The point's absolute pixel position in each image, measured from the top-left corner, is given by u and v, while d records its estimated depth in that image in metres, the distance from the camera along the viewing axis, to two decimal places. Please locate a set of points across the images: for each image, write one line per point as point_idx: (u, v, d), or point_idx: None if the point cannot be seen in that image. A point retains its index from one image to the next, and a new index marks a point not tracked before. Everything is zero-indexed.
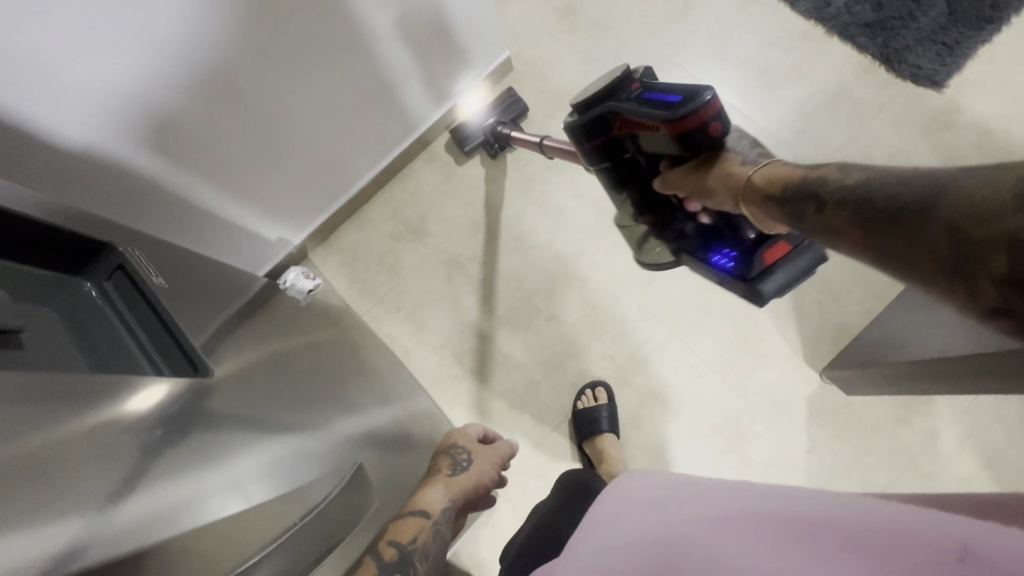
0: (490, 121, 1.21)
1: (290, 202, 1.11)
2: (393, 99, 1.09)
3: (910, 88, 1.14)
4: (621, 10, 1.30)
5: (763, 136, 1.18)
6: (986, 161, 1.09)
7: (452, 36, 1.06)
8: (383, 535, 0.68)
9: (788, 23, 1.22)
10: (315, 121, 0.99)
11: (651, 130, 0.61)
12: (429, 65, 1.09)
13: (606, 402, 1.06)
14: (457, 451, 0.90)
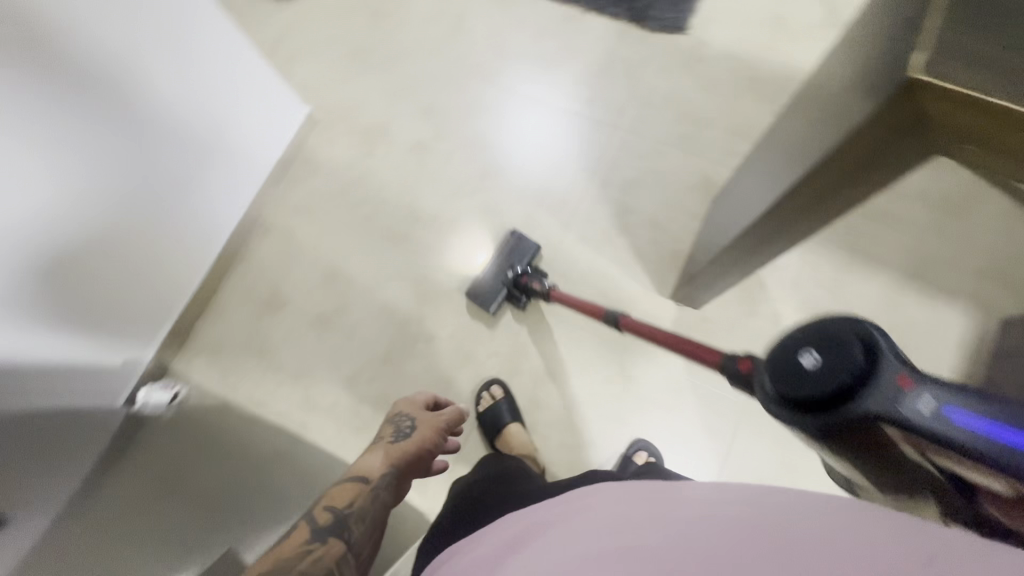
0: (512, 271, 1.12)
1: (122, 317, 1.06)
2: (219, 196, 1.16)
3: (662, 37, 1.30)
4: (402, 40, 1.37)
5: (560, 114, 1.30)
6: (740, 76, 1.25)
7: (227, 97, 1.07)
8: (319, 504, 0.70)
9: (547, 13, 1.35)
10: (127, 224, 1.00)
11: (983, 474, 0.36)
12: (243, 156, 1.17)
13: (504, 397, 1.10)
14: (403, 419, 0.92)
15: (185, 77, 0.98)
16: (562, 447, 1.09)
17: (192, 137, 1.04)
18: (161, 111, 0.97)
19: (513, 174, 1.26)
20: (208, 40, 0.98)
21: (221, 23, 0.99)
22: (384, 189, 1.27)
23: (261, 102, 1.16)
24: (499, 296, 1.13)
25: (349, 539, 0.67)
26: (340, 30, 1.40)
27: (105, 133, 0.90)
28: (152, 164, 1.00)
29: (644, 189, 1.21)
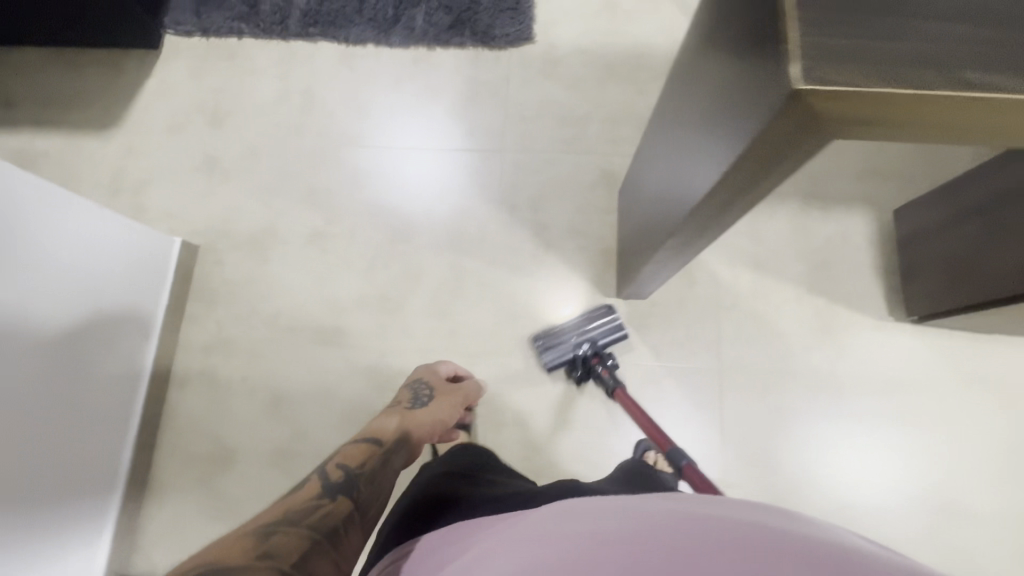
0: (580, 350, 1.06)
1: (53, 538, 0.91)
2: (113, 357, 1.02)
3: (514, 51, 1.30)
4: (257, 134, 1.28)
5: (446, 154, 1.25)
6: (599, 67, 1.28)
7: (95, 260, 0.96)
8: (332, 462, 0.74)
9: (395, 61, 1.32)
10: (41, 432, 0.86)
11: None
12: (121, 306, 1.04)
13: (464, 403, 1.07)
14: (421, 389, 0.99)
15: (49, 252, 0.87)
16: (573, 478, 1.06)
17: (69, 310, 0.91)
18: (30, 302, 0.83)
19: (424, 226, 1.20)
20: (39, 205, 0.85)
21: (44, 183, 0.85)
22: (295, 292, 1.18)
23: (133, 253, 1.05)
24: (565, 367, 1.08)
25: (358, 496, 0.69)
26: (185, 145, 1.28)
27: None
28: (44, 358, 0.86)
29: (553, 200, 1.20)
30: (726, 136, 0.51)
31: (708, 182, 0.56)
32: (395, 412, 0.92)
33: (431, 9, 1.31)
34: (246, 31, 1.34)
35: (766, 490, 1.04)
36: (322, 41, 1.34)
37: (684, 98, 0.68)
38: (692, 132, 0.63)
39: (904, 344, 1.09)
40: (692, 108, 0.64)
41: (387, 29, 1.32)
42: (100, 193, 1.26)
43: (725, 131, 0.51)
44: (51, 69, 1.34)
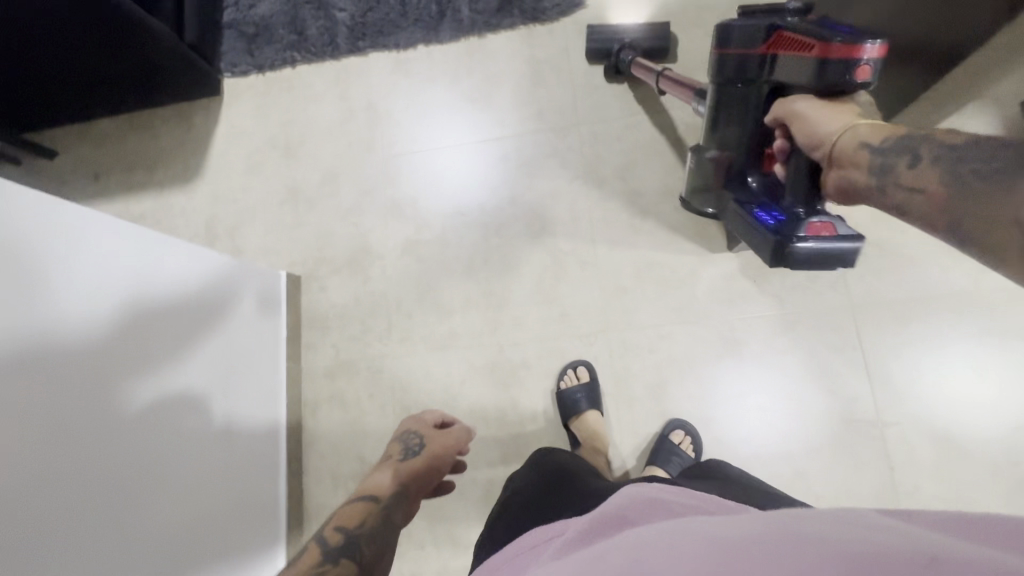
0: (615, 43, 1.18)
1: (242, 559, 1.00)
2: (253, 390, 1.08)
3: (567, 21, 1.26)
4: (330, 157, 1.30)
5: (518, 139, 1.23)
6: (660, 16, 1.23)
7: (239, 308, 1.07)
8: (330, 525, 0.75)
9: (449, 57, 1.30)
10: (223, 454, 0.97)
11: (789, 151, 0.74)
12: (249, 343, 1.09)
13: (586, 381, 1.07)
14: (413, 435, 0.96)
15: (208, 298, 0.99)
16: (716, 441, 1.04)
17: (207, 363, 0.96)
18: (202, 339, 0.96)
19: (513, 216, 1.19)
20: (187, 255, 0.96)
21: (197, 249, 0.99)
22: (402, 304, 1.19)
23: (263, 298, 1.14)
24: (602, 58, 1.21)
25: (361, 558, 0.72)
26: (266, 182, 1.32)
27: (143, 427, 0.81)
28: (195, 414, 0.92)
29: (639, 163, 1.17)
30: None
31: None
32: (388, 465, 0.90)
33: None
34: (299, 58, 1.36)
35: (927, 424, 0.98)
36: (374, 53, 1.34)
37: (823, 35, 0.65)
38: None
39: None
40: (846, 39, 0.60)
41: (434, 26, 1.30)
42: (200, 243, 1.31)
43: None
44: (129, 135, 1.40)
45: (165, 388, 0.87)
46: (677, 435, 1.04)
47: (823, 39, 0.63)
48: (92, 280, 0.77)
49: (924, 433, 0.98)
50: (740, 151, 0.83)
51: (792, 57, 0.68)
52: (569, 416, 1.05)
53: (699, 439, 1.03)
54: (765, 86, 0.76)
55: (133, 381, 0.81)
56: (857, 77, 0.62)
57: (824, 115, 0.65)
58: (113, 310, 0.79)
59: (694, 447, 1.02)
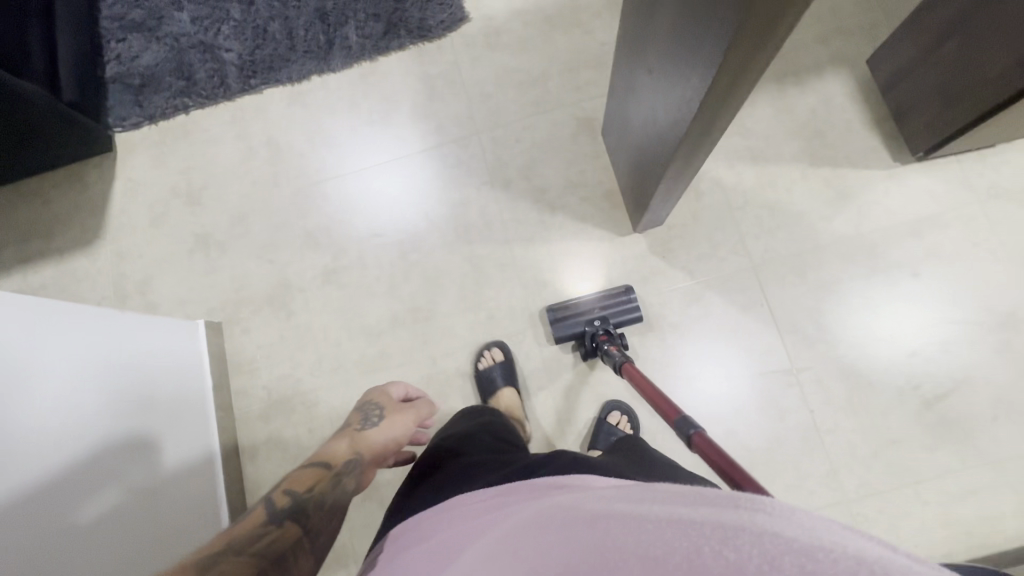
0: (587, 327, 1.05)
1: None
2: (177, 439, 1.03)
3: (453, 35, 1.30)
4: (236, 197, 1.28)
5: (422, 154, 1.25)
6: (540, 22, 1.28)
7: (149, 361, 1.01)
8: (280, 489, 0.77)
9: (344, 84, 1.31)
10: (152, 512, 0.91)
11: None
12: (170, 391, 1.04)
13: (501, 360, 1.11)
14: (374, 408, 0.99)
15: (112, 355, 0.93)
16: (652, 415, 1.08)
17: (116, 409, 0.90)
18: (110, 400, 0.90)
19: (429, 231, 1.20)
20: (75, 315, 0.90)
21: (88, 308, 0.93)
22: (330, 334, 1.18)
23: (176, 347, 1.09)
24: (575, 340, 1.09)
25: (306, 524, 0.73)
26: (173, 232, 1.28)
27: (46, 498, 0.74)
28: (103, 463, 0.85)
29: (541, 162, 1.21)
30: (720, 14, 0.52)
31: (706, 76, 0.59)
32: (346, 435, 0.93)
33: (361, 22, 1.31)
34: (191, 103, 1.33)
35: (836, 362, 1.05)
36: (267, 89, 1.33)
37: (650, 17, 0.69)
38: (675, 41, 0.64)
39: (918, 183, 1.10)
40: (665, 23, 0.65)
41: (325, 57, 1.31)
42: (110, 304, 1.26)
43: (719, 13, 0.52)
44: (19, 205, 1.33)
45: (65, 437, 0.80)
46: (614, 416, 1.07)
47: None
48: None
49: (836, 374, 1.05)
50: None
51: None
52: (485, 394, 1.08)
53: (635, 416, 1.07)
54: None
55: (31, 456, 0.74)
56: None
57: None
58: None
59: (631, 425, 1.05)
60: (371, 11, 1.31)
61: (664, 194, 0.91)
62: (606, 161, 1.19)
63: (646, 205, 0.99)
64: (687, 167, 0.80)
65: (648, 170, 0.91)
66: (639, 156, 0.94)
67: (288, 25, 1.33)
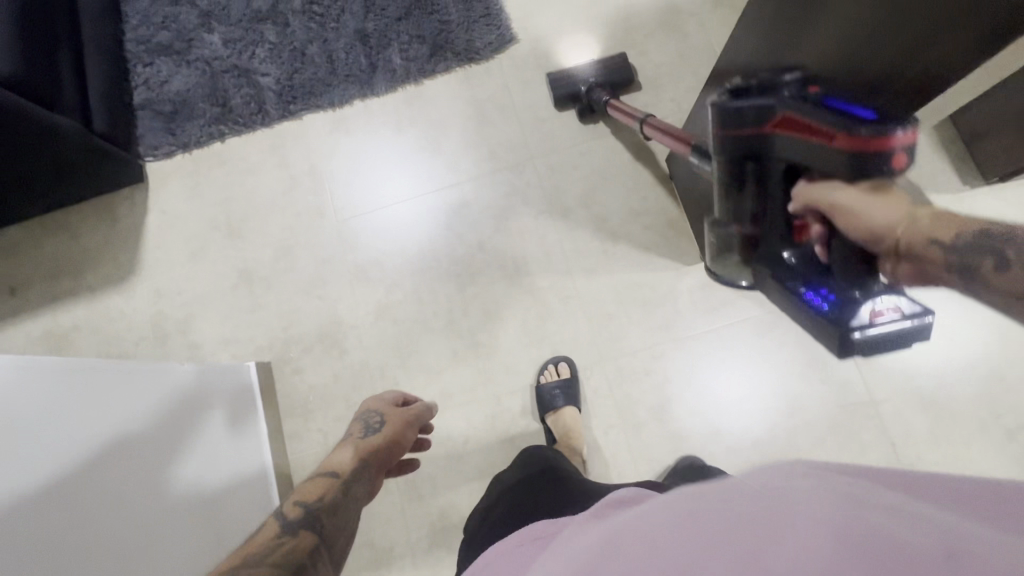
0: (584, 84, 1.17)
1: None
2: (221, 441, 0.99)
3: (501, 57, 1.26)
4: (278, 228, 1.23)
5: (473, 181, 1.21)
6: (591, 44, 1.25)
7: (204, 410, 0.97)
8: (290, 501, 0.72)
9: (388, 108, 1.26)
10: (204, 563, 0.84)
11: (823, 139, 0.45)
12: (211, 395, 1.00)
13: (568, 376, 1.08)
14: (371, 417, 0.94)
15: (167, 403, 0.89)
16: (727, 450, 1.05)
17: (150, 413, 0.86)
18: (164, 446, 0.85)
19: (485, 261, 1.16)
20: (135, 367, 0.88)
21: (152, 366, 0.90)
22: (387, 373, 1.13)
23: (235, 400, 1.05)
24: (568, 102, 1.20)
25: (322, 530, 0.70)
26: (214, 267, 1.23)
27: (99, 535, 0.69)
28: (149, 475, 0.81)
29: (599, 190, 1.17)
30: None
31: None
32: (346, 444, 0.88)
33: (405, 45, 1.26)
34: (227, 130, 1.27)
35: (915, 393, 1.03)
36: (307, 115, 1.28)
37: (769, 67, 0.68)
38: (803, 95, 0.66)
39: (990, 207, 1.08)
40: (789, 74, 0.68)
41: (368, 80, 1.26)
42: (150, 346, 1.20)
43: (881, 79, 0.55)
44: (46, 243, 1.26)
45: (101, 439, 0.75)
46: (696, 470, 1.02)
47: (837, 129, 0.44)
48: (27, 392, 0.69)
49: (916, 404, 1.03)
50: (773, 226, 0.56)
51: (794, 138, 0.47)
52: (545, 411, 1.05)
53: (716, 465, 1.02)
54: (772, 165, 0.51)
55: (88, 494, 0.70)
56: (890, 165, 0.44)
57: (872, 206, 0.47)
58: (53, 422, 0.70)
59: None
60: (415, 33, 1.27)
61: None
62: (667, 186, 1.16)
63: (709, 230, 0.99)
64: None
65: None
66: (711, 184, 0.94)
67: (328, 47, 1.28)
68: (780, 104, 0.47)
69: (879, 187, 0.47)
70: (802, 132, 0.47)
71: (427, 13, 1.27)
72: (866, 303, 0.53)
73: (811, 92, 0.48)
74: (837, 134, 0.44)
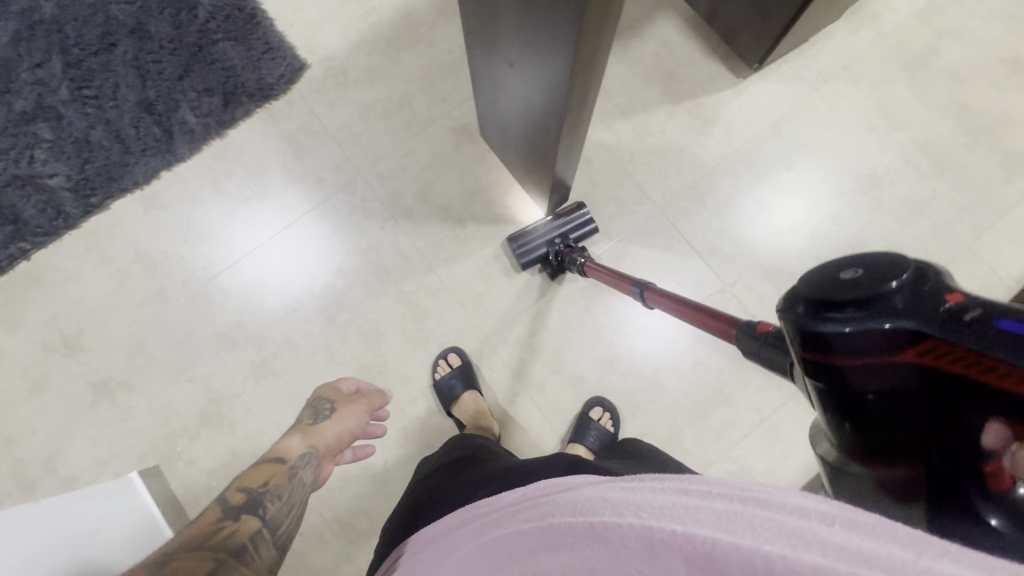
0: (553, 248, 1.08)
1: None
2: (122, 548, 0.88)
3: (298, 86, 1.24)
4: (125, 325, 1.15)
5: (312, 212, 1.19)
6: (381, 48, 1.26)
7: (84, 531, 0.86)
8: (233, 487, 0.75)
9: (200, 169, 1.21)
10: None
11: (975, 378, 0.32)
12: (72, 505, 0.92)
13: (459, 364, 1.10)
14: (322, 403, 0.94)
15: (35, 541, 0.79)
16: (623, 375, 1.12)
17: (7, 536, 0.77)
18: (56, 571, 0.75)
19: (347, 286, 1.15)
20: None
21: None
22: (286, 428, 1.10)
23: (115, 512, 0.95)
24: (541, 262, 1.12)
25: (264, 515, 0.72)
26: (64, 390, 1.12)
27: None
28: None
29: (434, 182, 1.20)
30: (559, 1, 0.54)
31: (566, 56, 0.61)
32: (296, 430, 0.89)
33: (195, 101, 1.22)
34: (30, 246, 1.16)
35: (757, 267, 1.15)
36: (115, 202, 1.19)
37: (492, 19, 0.71)
38: (521, 29, 0.66)
39: (764, 90, 1.22)
40: (506, 16, 0.67)
41: (167, 148, 1.21)
42: (14, 498, 1.07)
43: (554, 5, 0.56)
44: None
45: None
46: (597, 414, 1.09)
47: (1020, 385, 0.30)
48: None
49: (761, 276, 1.15)
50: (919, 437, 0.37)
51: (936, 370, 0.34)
52: (449, 404, 1.07)
53: (617, 410, 1.09)
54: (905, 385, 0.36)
55: None
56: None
57: None
58: None
59: (613, 421, 1.08)
60: (201, 87, 1.22)
61: (562, 169, 0.93)
62: (494, 158, 1.20)
63: (535, 178, 1.03)
64: (580, 135, 0.82)
65: (532, 149, 0.94)
66: (517, 133, 0.96)
67: (113, 127, 1.20)
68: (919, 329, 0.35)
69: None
70: (945, 363, 0.34)
71: (208, 64, 1.23)
72: None
73: (952, 309, 0.35)
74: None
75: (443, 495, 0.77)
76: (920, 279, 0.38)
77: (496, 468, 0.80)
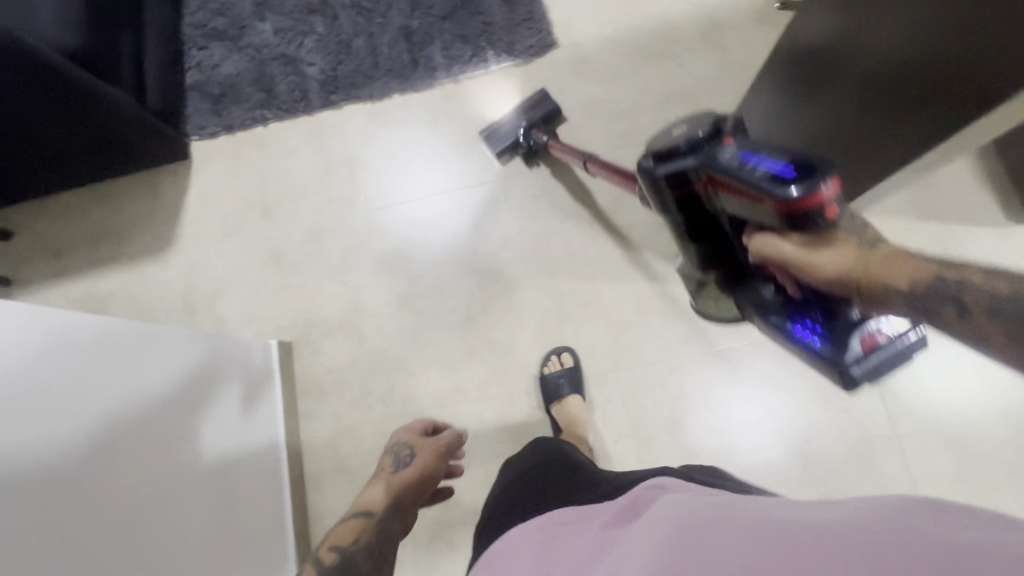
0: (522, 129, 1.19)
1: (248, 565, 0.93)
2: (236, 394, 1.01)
3: (541, 61, 1.27)
4: (310, 212, 1.27)
5: (505, 180, 1.22)
6: (632, 53, 1.25)
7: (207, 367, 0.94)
8: (324, 546, 0.76)
9: (426, 103, 1.29)
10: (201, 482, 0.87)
11: (749, 201, 0.55)
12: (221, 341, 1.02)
13: (570, 366, 1.08)
14: (401, 446, 0.94)
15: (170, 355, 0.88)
16: (738, 470, 1.03)
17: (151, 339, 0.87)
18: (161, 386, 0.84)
19: (509, 260, 1.18)
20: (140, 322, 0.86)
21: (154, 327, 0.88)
22: (404, 362, 1.15)
23: (240, 362, 1.04)
24: (512, 149, 1.21)
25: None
26: (247, 244, 1.26)
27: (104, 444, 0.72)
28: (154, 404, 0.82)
29: (629, 198, 1.17)
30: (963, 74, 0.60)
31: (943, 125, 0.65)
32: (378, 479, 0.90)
33: (447, 42, 1.29)
34: (269, 114, 1.31)
35: (941, 434, 1.00)
36: (347, 104, 1.31)
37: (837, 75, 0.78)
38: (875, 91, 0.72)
39: None
40: (879, 46, 0.69)
41: (408, 75, 1.29)
42: (178, 315, 1.24)
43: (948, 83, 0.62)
44: (90, 209, 1.31)
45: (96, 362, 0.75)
46: None
47: (764, 195, 0.52)
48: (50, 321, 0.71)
49: (941, 442, 1.00)
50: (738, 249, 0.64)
51: (735, 203, 0.58)
52: (550, 400, 1.06)
53: None
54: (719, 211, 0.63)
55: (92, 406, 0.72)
56: (824, 215, 0.51)
57: (826, 262, 0.53)
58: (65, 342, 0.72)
59: None
60: (457, 32, 1.29)
61: None
62: None
63: None
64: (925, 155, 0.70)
65: None
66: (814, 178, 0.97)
67: (373, 42, 1.31)
68: (699, 164, 0.60)
69: (817, 241, 0.53)
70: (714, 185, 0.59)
71: (472, 14, 1.29)
72: (854, 337, 0.57)
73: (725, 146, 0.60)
74: (744, 194, 0.55)
75: (550, 488, 0.75)
76: (719, 128, 0.62)
77: (603, 475, 0.76)
